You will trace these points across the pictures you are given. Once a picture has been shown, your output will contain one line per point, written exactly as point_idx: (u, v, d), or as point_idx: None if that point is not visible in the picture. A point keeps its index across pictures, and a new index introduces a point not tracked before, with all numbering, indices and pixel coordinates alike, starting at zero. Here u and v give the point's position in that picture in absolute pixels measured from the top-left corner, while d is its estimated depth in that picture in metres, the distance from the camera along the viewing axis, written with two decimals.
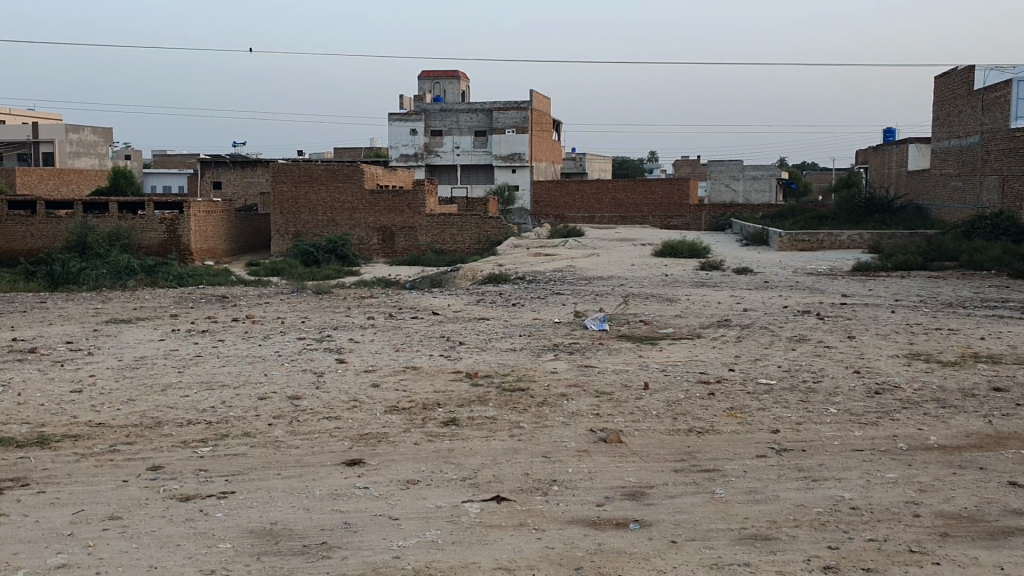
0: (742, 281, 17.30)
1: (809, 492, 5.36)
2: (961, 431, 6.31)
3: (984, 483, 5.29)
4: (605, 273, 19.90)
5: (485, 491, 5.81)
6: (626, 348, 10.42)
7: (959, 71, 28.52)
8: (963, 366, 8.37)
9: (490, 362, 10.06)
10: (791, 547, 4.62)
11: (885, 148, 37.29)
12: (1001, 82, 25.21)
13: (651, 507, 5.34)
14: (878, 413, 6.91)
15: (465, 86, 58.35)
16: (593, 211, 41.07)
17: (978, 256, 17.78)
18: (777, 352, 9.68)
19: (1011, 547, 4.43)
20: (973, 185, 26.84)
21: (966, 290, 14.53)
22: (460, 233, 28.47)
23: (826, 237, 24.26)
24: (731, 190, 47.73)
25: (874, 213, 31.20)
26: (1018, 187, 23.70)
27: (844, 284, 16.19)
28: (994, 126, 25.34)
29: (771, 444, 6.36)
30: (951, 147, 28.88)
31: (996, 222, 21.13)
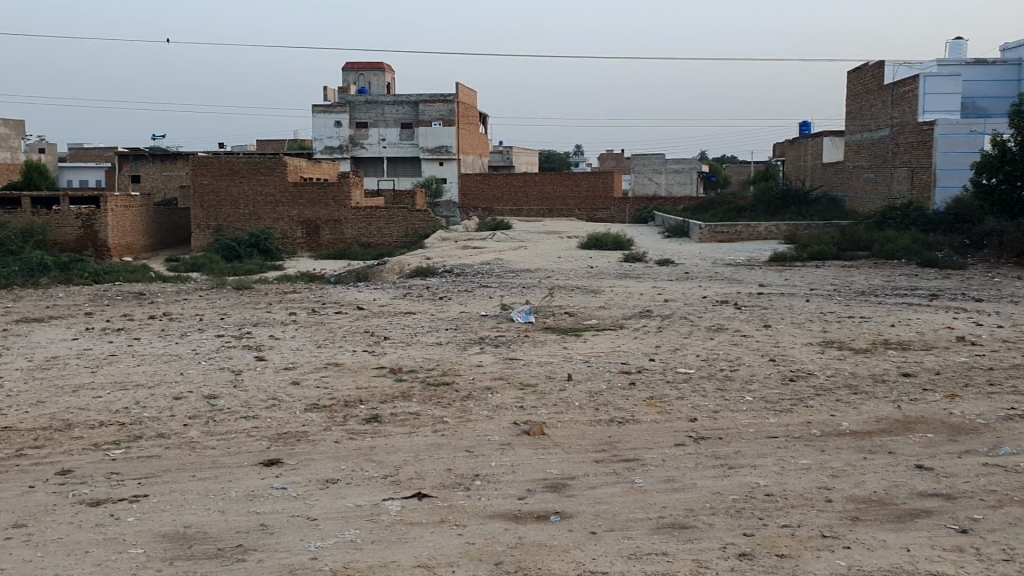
0: (664, 272, 17.52)
1: (726, 479, 5.44)
2: (871, 416, 6.48)
3: (892, 467, 5.43)
4: (531, 265, 19.93)
5: (406, 488, 5.74)
6: (551, 340, 10.45)
7: (870, 67, 29.37)
8: (873, 353, 8.60)
9: (414, 357, 9.98)
10: (708, 534, 4.67)
11: (801, 141, 38.15)
12: (909, 77, 26.02)
13: (572, 498, 5.35)
14: (792, 400, 7.06)
15: (390, 78, 57.76)
16: (520, 204, 41.09)
17: (889, 246, 18.35)
18: (696, 341, 9.83)
19: (916, 529, 4.56)
20: (884, 177, 27.63)
21: (878, 279, 14.95)
22: (387, 227, 28.16)
23: (744, 228, 24.73)
24: (654, 183, 48.35)
25: (791, 205, 31.98)
26: (926, 179, 24.50)
27: (761, 274, 16.50)
28: (903, 119, 26.15)
29: (689, 432, 6.44)
30: (863, 140, 29.68)
31: (905, 213, 21.83)
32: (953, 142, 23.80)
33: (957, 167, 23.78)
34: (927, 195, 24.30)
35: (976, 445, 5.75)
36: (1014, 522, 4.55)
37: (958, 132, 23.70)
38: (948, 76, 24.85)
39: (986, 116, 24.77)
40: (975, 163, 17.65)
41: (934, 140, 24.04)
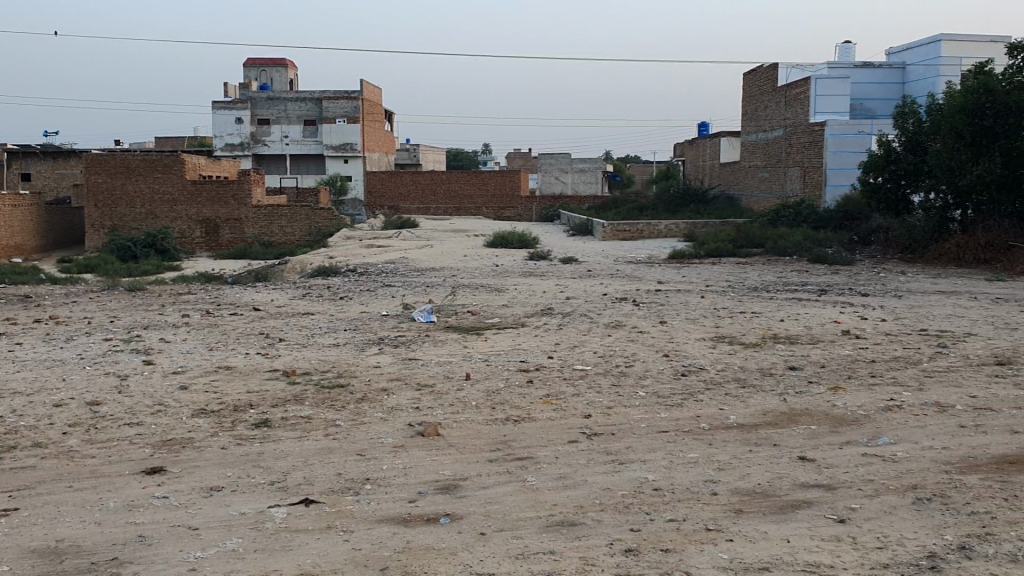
0: (567, 270, 17.65)
1: (616, 475, 5.46)
2: (758, 409, 6.61)
3: (777, 459, 5.52)
4: (435, 264, 19.80)
5: (294, 494, 5.59)
6: (452, 339, 10.39)
7: (764, 69, 30.24)
8: (762, 347, 8.81)
9: (310, 359, 9.76)
10: (595, 531, 4.67)
11: (700, 141, 38.99)
12: (801, 79, 26.89)
13: (463, 499, 5.29)
14: (683, 395, 7.15)
15: (292, 75, 56.69)
16: (427, 202, 40.86)
17: (782, 243, 18.88)
18: (594, 338, 9.89)
19: (797, 520, 4.61)
20: (777, 176, 28.52)
21: (770, 275, 15.37)
22: (290, 225, 27.69)
23: (645, 226, 25.15)
24: (560, 182, 48.74)
25: (691, 203, 32.67)
26: (818, 177, 25.32)
27: (661, 271, 16.77)
28: (796, 120, 26.99)
29: (583, 429, 6.46)
30: (758, 140, 30.50)
31: (797, 211, 22.51)
32: (842, 142, 24.69)
33: (846, 166, 24.66)
34: (818, 194, 25.12)
35: (856, 435, 5.85)
36: (888, 510, 4.62)
37: (846, 133, 24.58)
38: (838, 78, 25.71)
39: (872, 117, 25.75)
40: (862, 163, 18.19)
41: (825, 140, 24.91)
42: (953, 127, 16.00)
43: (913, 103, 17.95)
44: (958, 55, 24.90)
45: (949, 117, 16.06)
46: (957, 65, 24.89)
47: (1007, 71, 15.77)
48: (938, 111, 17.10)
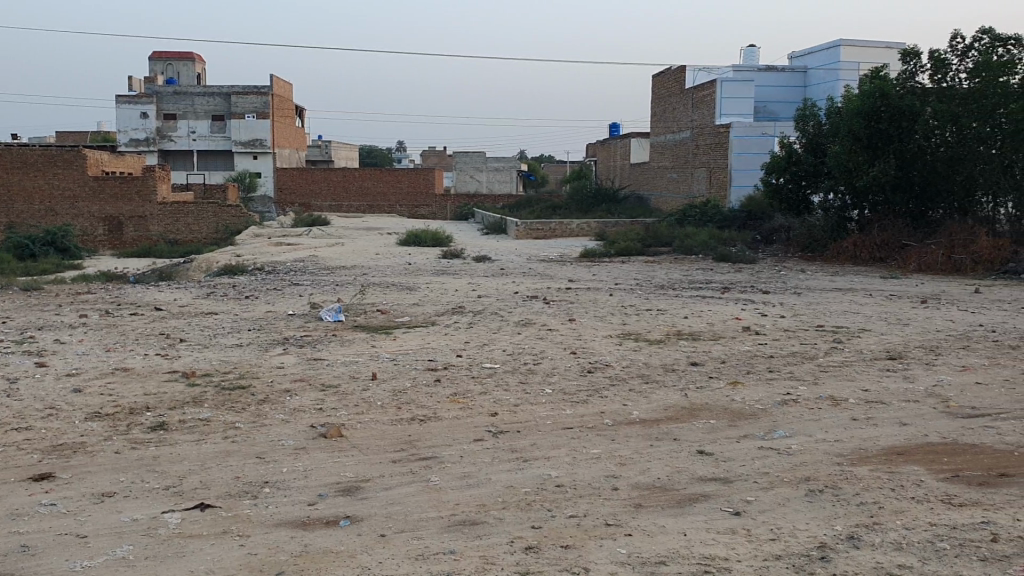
0: (479, 268, 17.63)
1: (519, 473, 5.43)
2: (660, 405, 6.69)
3: (676, 453, 5.53)
4: (347, 262, 19.53)
5: (189, 499, 5.42)
6: (359, 339, 10.24)
7: (672, 72, 30.82)
8: (667, 344, 8.94)
9: (211, 360, 9.49)
10: (496, 529, 4.61)
11: (611, 141, 39.48)
12: (707, 82, 27.49)
13: (364, 501, 5.20)
14: (588, 391, 7.20)
15: (199, 70, 55.29)
16: (340, 200, 40.25)
17: (688, 241, 19.21)
18: (503, 336, 9.87)
19: (694, 512, 4.53)
20: (685, 177, 29.05)
21: (677, 273, 15.63)
22: (197, 223, 27.06)
23: (558, 225, 25.30)
24: (475, 180, 48.69)
25: (603, 203, 33.01)
26: (723, 178, 25.88)
27: (572, 269, 16.88)
28: (703, 121, 27.56)
29: (488, 427, 6.43)
30: (666, 142, 31.06)
31: (704, 210, 22.97)
32: (746, 144, 25.31)
33: (750, 167, 25.30)
34: (723, 194, 25.71)
35: (753, 429, 5.93)
36: (782, 502, 4.53)
37: (750, 134, 25.21)
38: (741, 81, 26.36)
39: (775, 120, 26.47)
40: (764, 163, 18.69)
41: (730, 141, 25.48)
42: (850, 130, 16.51)
43: (813, 106, 18.52)
44: (855, 60, 25.79)
45: (846, 120, 16.60)
46: (854, 70, 25.76)
47: (900, 76, 16.44)
48: (836, 114, 17.66)
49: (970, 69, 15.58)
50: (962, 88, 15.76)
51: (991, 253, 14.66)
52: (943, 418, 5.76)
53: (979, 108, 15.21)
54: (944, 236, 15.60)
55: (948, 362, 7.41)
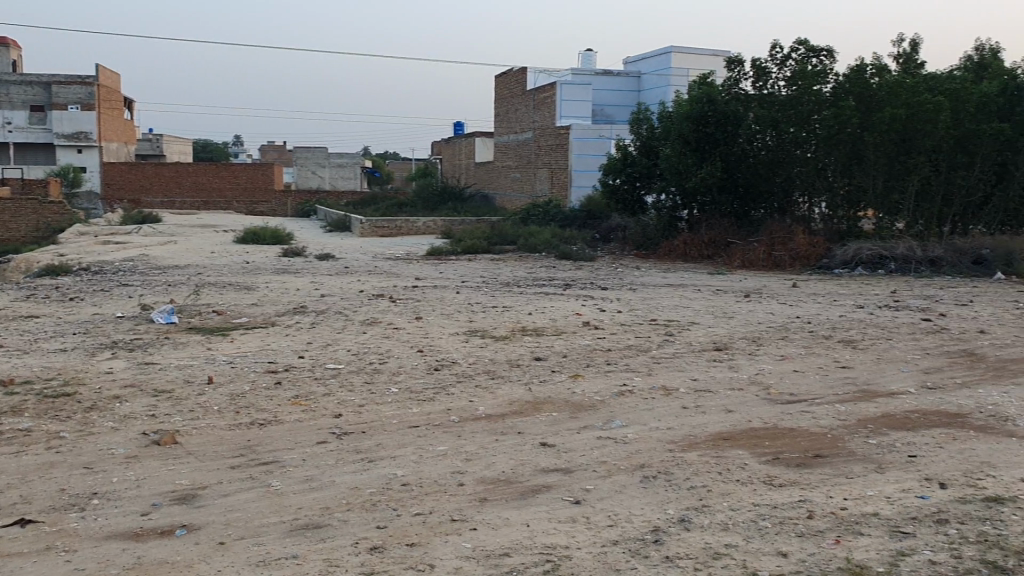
0: (322, 267, 17.31)
1: (364, 473, 5.38)
2: (504, 399, 6.79)
3: (520, 447, 5.61)
4: (182, 262, 18.75)
5: (8, 516, 5.07)
6: (195, 341, 9.86)
7: (513, 73, 31.24)
8: (511, 340, 9.07)
9: (31, 367, 8.90)
10: (340, 531, 4.54)
11: (455, 140, 39.65)
12: (548, 84, 28.02)
13: (201, 509, 5.02)
14: (434, 389, 7.22)
15: (15, 57, 51.80)
16: (172, 195, 38.81)
17: (532, 239, 19.53)
18: (347, 336, 9.75)
19: (537, 504, 4.60)
20: (527, 177, 29.54)
21: (521, 270, 15.88)
22: (14, 221, 25.40)
23: (403, 223, 25.14)
24: (317, 177, 47.73)
25: (448, 200, 33.06)
26: (564, 179, 26.51)
27: (417, 267, 16.83)
28: (544, 123, 28.10)
29: (332, 428, 6.35)
30: (509, 141, 31.47)
31: (546, 209, 23.41)
32: (585, 146, 26.00)
33: (589, 168, 26.01)
34: (565, 195, 26.34)
35: (593, 420, 6.12)
36: (620, 490, 4.69)
37: (589, 137, 25.93)
38: (579, 85, 27.03)
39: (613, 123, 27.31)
40: (602, 165, 19.22)
41: (569, 143, 26.09)
42: (681, 133, 17.27)
43: (646, 109, 19.24)
44: (685, 67, 26.90)
45: (677, 124, 17.31)
46: (685, 75, 26.97)
47: (725, 83, 17.23)
48: (667, 118, 18.42)
49: (788, 77, 16.48)
50: (781, 94, 16.64)
51: (807, 250, 15.61)
52: (765, 405, 6.12)
53: (796, 114, 16.18)
54: (765, 234, 16.49)
55: (770, 352, 7.88)
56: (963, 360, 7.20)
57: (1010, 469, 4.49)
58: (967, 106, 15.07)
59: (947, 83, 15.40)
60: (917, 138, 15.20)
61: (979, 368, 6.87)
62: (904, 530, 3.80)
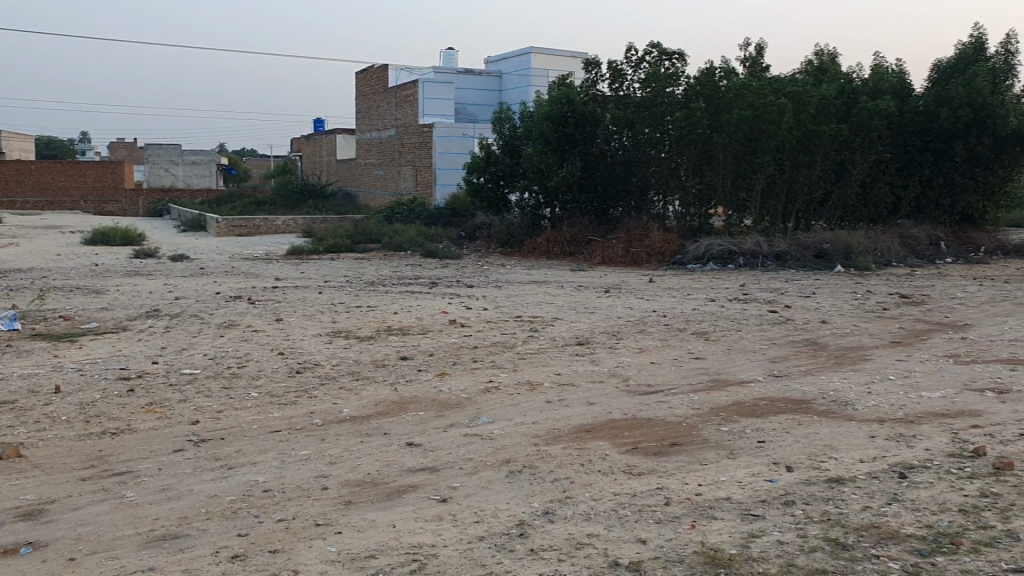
0: (177, 268, 16.65)
1: (223, 481, 5.22)
2: (369, 400, 6.73)
3: (385, 447, 5.57)
4: (22, 265, 17.64)
5: None
6: (39, 349, 9.30)
7: (375, 70, 30.97)
8: (376, 340, 8.99)
9: None
10: (200, 541, 4.39)
11: (316, 137, 38.93)
12: (410, 82, 27.94)
13: (49, 524, 4.75)
14: (297, 392, 7.08)
15: None
16: (14, 195, 36.74)
17: (396, 238, 19.37)
18: (205, 339, 9.43)
19: (404, 503, 4.58)
20: (391, 175, 29.33)
21: (386, 269, 15.74)
22: None
23: (262, 222, 24.50)
24: (170, 175, 45.86)
25: (309, 198, 32.43)
26: (427, 177, 26.43)
27: (278, 268, 16.42)
28: (406, 121, 27.96)
29: (189, 436, 6.14)
30: (371, 139, 31.15)
31: (410, 207, 23.25)
32: (448, 144, 26.07)
33: (453, 167, 26.12)
34: (429, 192, 26.30)
35: (459, 417, 6.14)
36: (485, 485, 4.72)
37: (453, 135, 26.09)
38: (441, 83, 27.28)
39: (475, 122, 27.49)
40: (464, 164, 19.10)
41: (432, 141, 26.09)
42: (541, 134, 17.28)
43: (508, 109, 19.34)
44: (544, 68, 27.38)
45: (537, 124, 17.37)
46: (545, 77, 27.49)
47: (584, 84, 17.56)
48: (529, 118, 18.65)
49: (642, 79, 16.96)
50: (636, 96, 17.12)
51: (662, 246, 16.11)
52: (624, 397, 6.29)
53: (651, 116, 16.66)
54: (624, 232, 16.95)
55: (628, 345, 8.11)
56: (806, 349, 7.61)
57: (849, 450, 4.77)
58: (808, 108, 15.94)
59: (789, 86, 16.24)
60: (763, 139, 15.96)
61: (821, 356, 7.28)
62: (754, 513, 3.98)
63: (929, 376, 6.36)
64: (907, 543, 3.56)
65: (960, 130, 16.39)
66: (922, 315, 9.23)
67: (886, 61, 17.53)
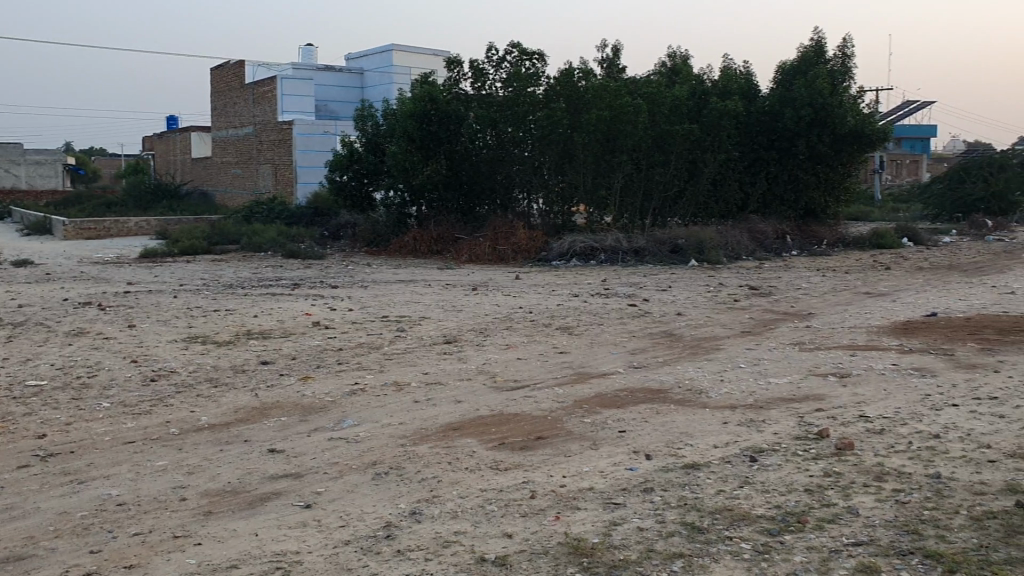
0: (19, 275, 15.69)
1: (72, 497, 4.96)
2: (229, 408, 6.52)
3: (247, 455, 5.42)
4: None
5: None
6: None
7: (230, 66, 30.10)
8: (235, 344, 8.74)
9: None
10: (48, 561, 4.14)
11: (170, 134, 37.45)
12: (267, 78, 27.29)
13: None
14: (151, 401, 6.80)
15: None
16: None
17: (256, 238, 18.85)
18: (51, 349, 8.93)
19: (266, 511, 4.47)
20: (249, 173, 28.54)
21: (245, 271, 15.30)
22: None
23: (113, 224, 23.41)
24: (11, 176, 43.15)
25: (163, 198, 31.19)
26: (288, 175, 25.86)
27: (130, 272, 15.71)
28: (264, 117, 27.27)
29: (36, 451, 5.80)
30: (229, 137, 30.23)
31: (270, 207, 22.64)
32: (308, 141, 25.61)
33: (314, 164, 25.72)
34: (289, 191, 25.76)
35: (323, 421, 6.04)
36: (350, 489, 4.67)
37: (313, 132, 25.61)
38: (300, 79, 26.75)
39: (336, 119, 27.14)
40: (327, 162, 18.85)
41: (292, 138, 25.54)
42: (404, 132, 17.07)
43: (371, 107, 19.14)
44: (406, 66, 27.42)
45: (399, 122, 17.17)
46: (407, 74, 27.51)
47: (445, 83, 17.54)
48: (392, 116, 18.51)
49: (503, 78, 17.11)
50: (498, 95, 17.25)
51: (527, 244, 16.31)
52: (490, 393, 6.33)
53: (513, 115, 16.83)
54: (489, 229, 17.05)
55: (494, 342, 8.17)
56: (664, 340, 7.85)
57: (704, 437, 4.96)
58: (662, 108, 16.48)
59: (644, 87, 16.76)
60: (621, 138, 16.45)
61: (677, 347, 7.53)
62: (615, 502, 4.08)
63: (776, 363, 6.68)
64: (758, 523, 3.73)
65: (802, 129, 17.32)
66: (769, 305, 9.69)
67: (734, 64, 18.28)
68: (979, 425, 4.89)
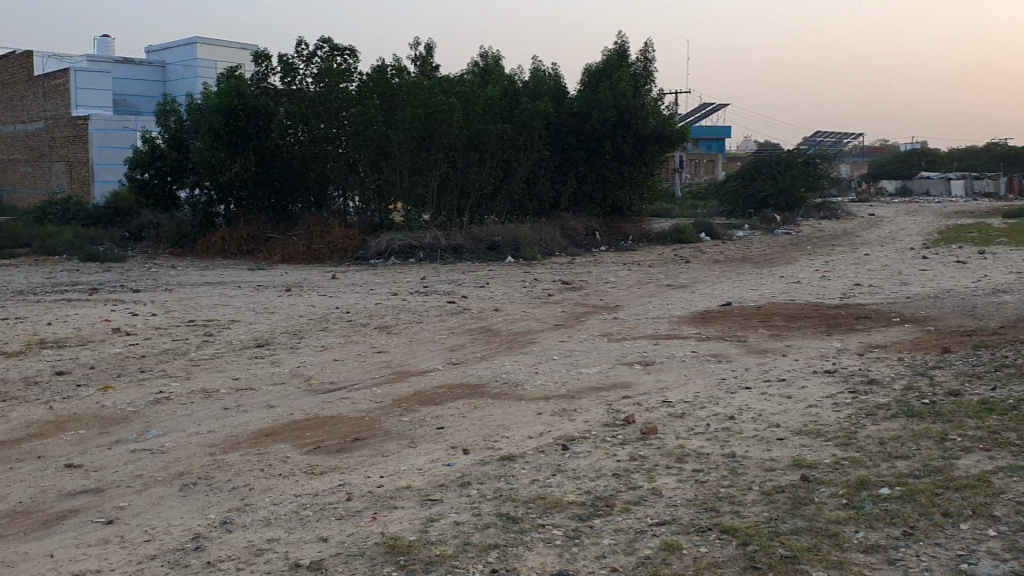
0: None
1: None
2: (21, 423, 6.07)
3: (41, 472, 5.07)
4: None
5: None
6: None
7: (17, 57, 28.02)
8: (27, 355, 8.14)
9: None
10: None
11: None
12: (59, 70, 25.61)
13: None
14: None
15: None
16: None
17: (50, 240, 17.62)
18: None
19: (63, 531, 4.19)
20: (40, 171, 26.61)
21: (39, 276, 14.28)
22: None
23: None
24: None
25: None
26: (84, 173, 24.28)
27: None
28: (56, 112, 25.55)
29: None
30: (16, 133, 28.10)
31: (65, 207, 21.21)
32: (106, 138, 24.25)
33: (113, 162, 24.36)
34: (85, 190, 24.23)
35: (126, 433, 5.74)
36: (156, 502, 4.46)
37: (111, 128, 24.30)
38: (95, 72, 25.34)
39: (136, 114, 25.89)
40: (125, 158, 17.68)
41: (88, 135, 24.08)
42: (210, 126, 16.34)
43: (174, 101, 18.22)
44: (211, 59, 26.57)
45: (206, 117, 16.44)
46: (212, 68, 26.64)
47: (253, 77, 16.98)
48: (197, 111, 17.73)
49: (314, 73, 16.80)
50: (310, 91, 16.91)
51: (343, 243, 16.12)
52: (305, 397, 6.21)
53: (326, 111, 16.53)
54: (303, 228, 16.69)
55: (308, 344, 8.01)
56: (481, 336, 7.96)
57: (519, 429, 5.06)
58: (476, 107, 16.71)
59: (457, 86, 16.91)
60: (437, 137, 16.51)
61: (494, 342, 7.66)
62: (432, 498, 4.11)
63: (587, 354, 6.91)
64: (570, 509, 3.85)
65: (608, 129, 18.07)
66: (580, 299, 10.02)
67: (543, 66, 18.74)
68: (769, 406, 5.25)
